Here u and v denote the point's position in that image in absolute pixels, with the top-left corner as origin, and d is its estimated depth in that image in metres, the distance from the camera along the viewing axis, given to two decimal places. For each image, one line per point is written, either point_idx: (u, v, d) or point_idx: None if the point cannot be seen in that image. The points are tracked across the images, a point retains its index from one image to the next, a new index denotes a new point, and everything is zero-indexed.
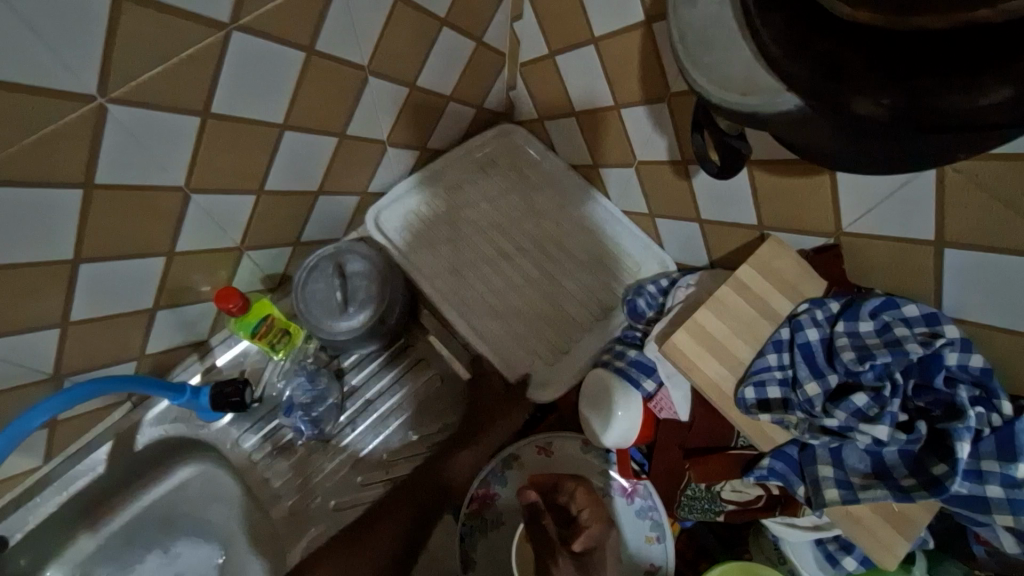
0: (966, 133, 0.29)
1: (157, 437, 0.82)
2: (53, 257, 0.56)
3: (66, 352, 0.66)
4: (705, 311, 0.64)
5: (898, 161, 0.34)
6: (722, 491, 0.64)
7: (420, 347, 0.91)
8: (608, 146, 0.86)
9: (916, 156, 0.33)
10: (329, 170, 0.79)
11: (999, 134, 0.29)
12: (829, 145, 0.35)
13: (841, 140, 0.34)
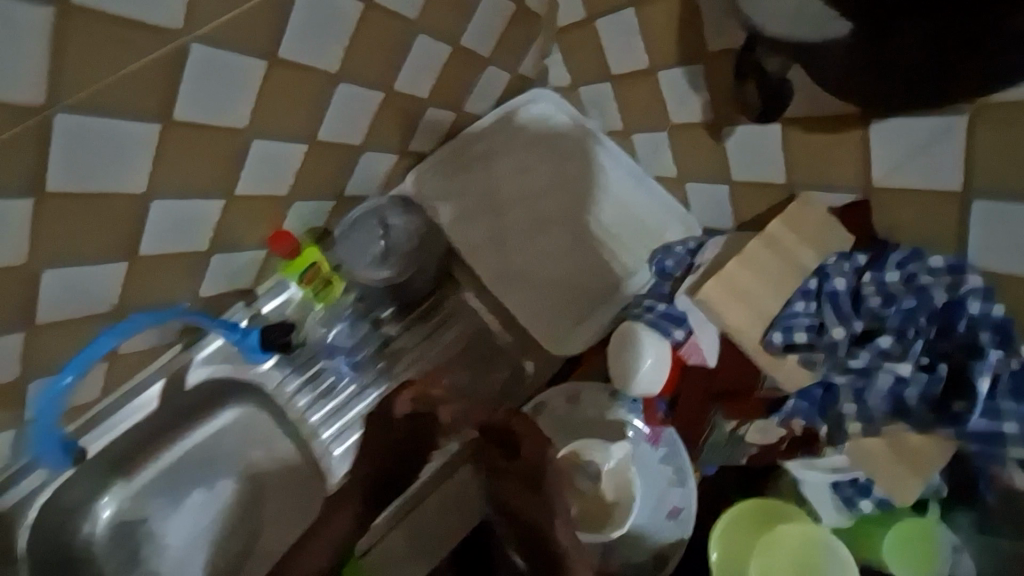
0: (976, 68, 0.40)
1: (206, 377, 0.85)
2: (127, 188, 0.60)
3: (131, 287, 0.69)
4: (738, 263, 0.67)
5: (913, 96, 0.45)
6: (746, 434, 0.69)
7: (452, 304, 0.92)
8: (642, 110, 0.88)
9: (938, 91, 0.43)
10: (374, 126, 0.82)
11: (998, 73, 0.39)
12: (860, 77, 0.45)
13: (869, 70, 0.44)
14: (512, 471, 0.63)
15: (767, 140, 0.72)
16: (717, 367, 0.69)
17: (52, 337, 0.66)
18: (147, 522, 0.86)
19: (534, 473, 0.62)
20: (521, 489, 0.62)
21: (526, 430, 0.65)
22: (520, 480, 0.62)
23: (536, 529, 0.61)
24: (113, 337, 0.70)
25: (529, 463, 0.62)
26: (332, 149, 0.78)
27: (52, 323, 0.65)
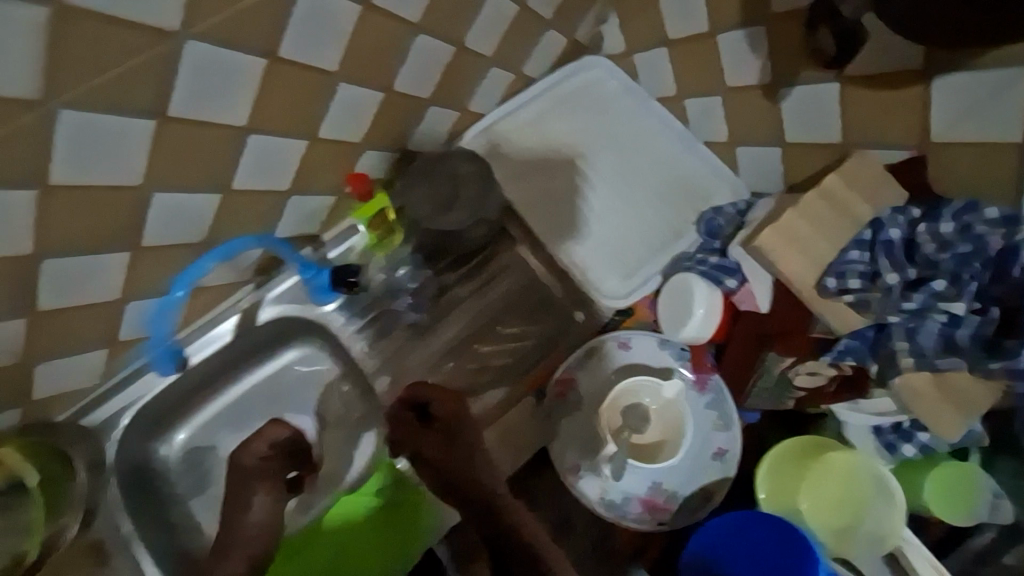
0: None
1: (276, 315, 0.91)
2: (231, 121, 0.64)
3: (220, 218, 0.73)
4: (795, 215, 0.69)
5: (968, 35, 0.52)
6: (797, 377, 0.72)
7: (507, 256, 0.94)
8: (696, 75, 0.91)
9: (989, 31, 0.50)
10: (442, 81, 0.86)
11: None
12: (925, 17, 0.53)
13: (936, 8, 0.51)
14: (435, 428, 0.76)
15: (826, 100, 0.75)
16: (769, 313, 0.74)
17: (152, 259, 0.71)
18: (216, 451, 0.89)
19: (451, 425, 0.76)
20: (459, 454, 0.74)
21: (450, 415, 0.77)
22: (449, 441, 0.75)
23: (472, 486, 0.73)
24: (222, 255, 0.76)
25: (448, 432, 0.76)
26: (404, 100, 0.82)
27: (158, 247, 0.70)
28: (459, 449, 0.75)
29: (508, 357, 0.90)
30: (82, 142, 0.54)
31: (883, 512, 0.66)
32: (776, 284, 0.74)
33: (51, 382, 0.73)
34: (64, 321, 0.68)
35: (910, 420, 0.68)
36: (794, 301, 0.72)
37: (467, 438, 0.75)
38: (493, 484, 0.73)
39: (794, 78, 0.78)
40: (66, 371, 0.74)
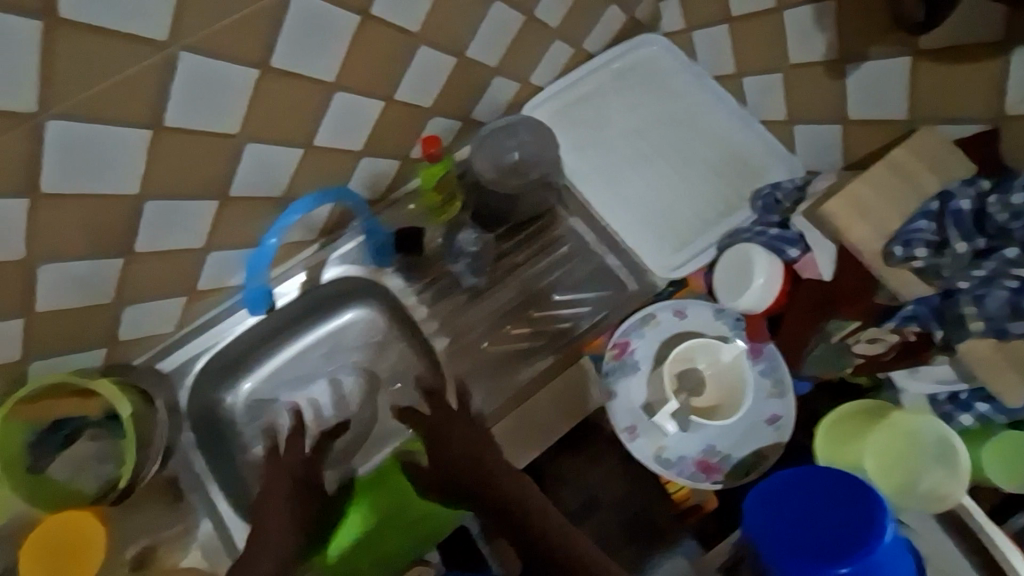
0: None
1: (339, 275, 0.93)
2: (321, 76, 0.67)
3: (301, 174, 0.76)
4: (860, 182, 0.73)
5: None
6: (856, 346, 0.74)
7: (562, 226, 0.95)
8: (756, 52, 0.91)
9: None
10: (509, 51, 0.87)
11: None
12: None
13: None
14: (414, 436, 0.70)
15: (896, 76, 0.75)
16: (832, 281, 0.77)
17: (238, 211, 0.74)
18: (275, 405, 0.91)
19: (444, 426, 0.70)
20: (466, 445, 0.68)
21: (439, 418, 0.71)
22: (449, 436, 0.69)
23: (485, 487, 0.65)
24: (303, 211, 0.74)
25: (441, 430, 0.70)
26: (473, 67, 0.84)
27: (244, 200, 0.73)
28: (465, 442, 0.68)
29: (563, 323, 0.90)
30: (194, 88, 0.58)
31: (939, 477, 0.64)
32: (838, 252, 0.78)
33: (136, 325, 0.77)
34: (155, 264, 0.71)
35: (969, 392, 0.71)
36: (855, 270, 0.75)
37: (462, 431, 0.69)
38: (515, 481, 0.65)
39: (863, 53, 0.78)
40: (150, 315, 0.78)
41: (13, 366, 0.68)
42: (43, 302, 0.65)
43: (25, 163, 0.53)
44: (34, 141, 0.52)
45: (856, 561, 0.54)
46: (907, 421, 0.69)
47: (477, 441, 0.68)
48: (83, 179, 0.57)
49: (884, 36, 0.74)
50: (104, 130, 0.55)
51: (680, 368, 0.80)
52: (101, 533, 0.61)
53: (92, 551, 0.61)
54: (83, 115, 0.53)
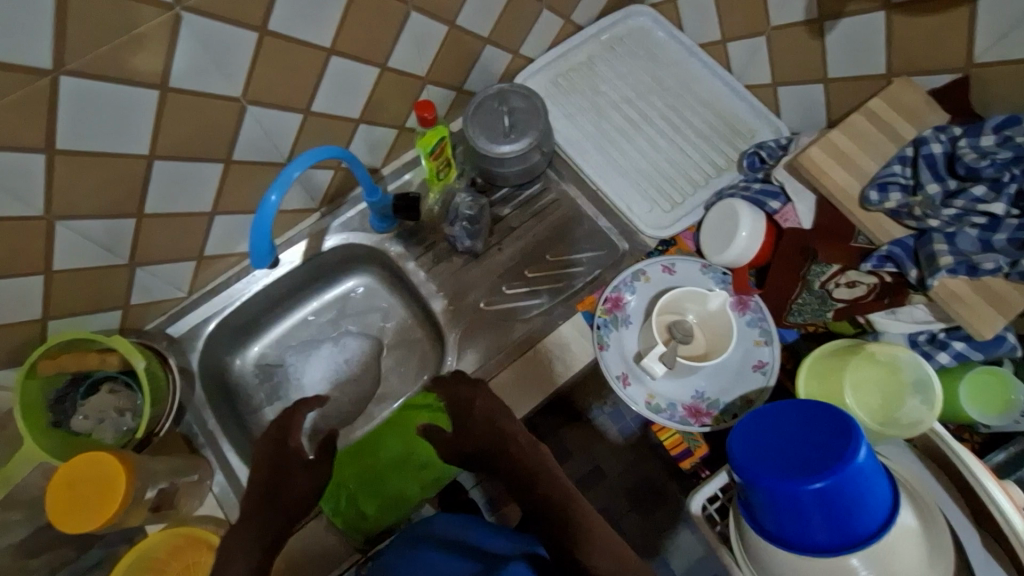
0: None
1: (341, 242, 0.96)
2: (317, 42, 0.70)
3: (302, 140, 0.80)
4: (839, 132, 0.76)
5: None
6: (836, 290, 0.77)
7: (555, 190, 1.00)
8: (741, 15, 0.93)
9: None
10: (499, 21, 0.90)
11: None
12: None
13: None
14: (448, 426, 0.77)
15: (873, 31, 0.78)
16: (811, 228, 0.81)
17: (242, 176, 0.78)
18: (284, 368, 0.98)
19: (465, 411, 0.77)
20: (485, 411, 0.75)
21: (463, 388, 0.79)
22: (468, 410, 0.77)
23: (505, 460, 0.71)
24: (302, 166, 0.70)
25: (464, 404, 0.77)
26: (464, 36, 0.87)
27: (247, 164, 0.77)
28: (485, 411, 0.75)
29: (556, 284, 0.95)
30: (200, 52, 0.62)
31: (919, 408, 0.68)
32: (818, 202, 0.82)
33: (147, 288, 0.82)
34: (165, 227, 0.75)
35: (946, 332, 0.73)
36: (834, 216, 0.79)
37: (483, 404, 0.76)
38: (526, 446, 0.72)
39: (841, 11, 0.80)
40: (159, 279, 0.82)
41: (34, 322, 0.72)
42: (62, 261, 0.69)
43: (44, 118, 0.57)
44: (52, 97, 0.56)
45: (828, 485, 0.56)
46: (888, 351, 0.72)
47: (494, 410, 0.76)
48: (97, 138, 0.62)
49: None
50: (116, 89, 0.59)
51: (672, 321, 0.84)
52: (121, 472, 0.65)
53: (115, 491, 0.64)
54: (93, 72, 0.57)
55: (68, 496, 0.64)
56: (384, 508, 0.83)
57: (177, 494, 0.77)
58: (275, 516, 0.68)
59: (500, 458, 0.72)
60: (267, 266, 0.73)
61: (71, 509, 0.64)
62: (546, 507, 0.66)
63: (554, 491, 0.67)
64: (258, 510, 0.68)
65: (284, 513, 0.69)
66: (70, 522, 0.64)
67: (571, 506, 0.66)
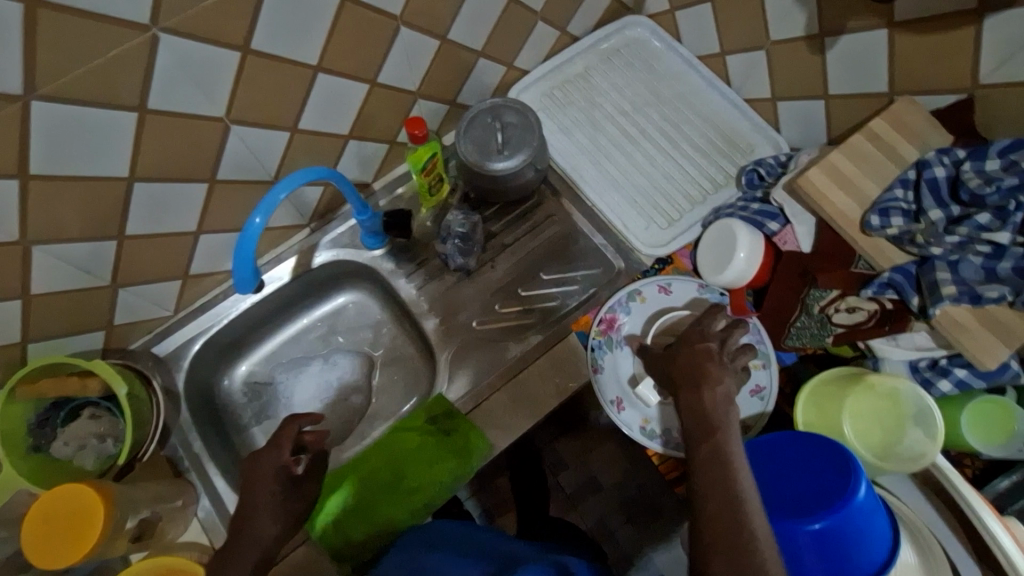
0: None
1: (331, 259, 0.94)
2: (304, 60, 0.68)
3: (289, 157, 0.78)
4: (839, 154, 0.74)
5: None
6: (835, 315, 0.75)
7: (549, 206, 0.98)
8: (739, 30, 0.92)
9: None
10: (493, 34, 0.87)
11: None
12: None
13: None
14: (688, 352, 0.68)
15: (877, 48, 0.75)
16: (810, 252, 0.79)
17: (227, 195, 0.76)
18: (273, 386, 0.96)
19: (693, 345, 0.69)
20: (688, 368, 0.66)
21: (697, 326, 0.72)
22: (703, 367, 0.65)
23: (705, 406, 0.62)
24: (288, 188, 0.68)
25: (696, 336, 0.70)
26: (457, 50, 0.85)
27: (230, 184, 0.75)
28: (696, 361, 0.66)
29: (551, 302, 0.93)
30: (177, 72, 0.60)
31: (921, 441, 0.66)
32: (818, 224, 0.80)
33: (132, 308, 0.80)
34: (147, 248, 0.73)
35: (947, 358, 0.71)
36: (835, 239, 0.77)
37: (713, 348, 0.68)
38: (730, 418, 0.61)
39: (842, 27, 0.78)
40: (145, 298, 0.80)
41: (13, 347, 0.70)
42: (40, 283, 0.67)
43: (16, 143, 0.55)
44: (24, 123, 0.54)
45: (829, 521, 0.55)
46: (889, 382, 0.70)
47: (699, 372, 0.65)
48: (74, 161, 0.60)
49: (862, 10, 0.74)
50: (92, 113, 0.57)
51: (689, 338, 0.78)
52: (99, 504, 0.63)
53: (93, 523, 0.63)
54: (68, 97, 0.55)
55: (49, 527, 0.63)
56: (372, 534, 0.81)
57: (159, 521, 0.75)
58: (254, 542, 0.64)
59: (688, 416, 0.62)
60: (252, 292, 0.72)
61: (51, 543, 0.62)
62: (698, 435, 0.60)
63: (733, 447, 0.58)
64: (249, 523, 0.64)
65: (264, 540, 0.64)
66: (47, 555, 0.62)
67: (735, 470, 0.56)
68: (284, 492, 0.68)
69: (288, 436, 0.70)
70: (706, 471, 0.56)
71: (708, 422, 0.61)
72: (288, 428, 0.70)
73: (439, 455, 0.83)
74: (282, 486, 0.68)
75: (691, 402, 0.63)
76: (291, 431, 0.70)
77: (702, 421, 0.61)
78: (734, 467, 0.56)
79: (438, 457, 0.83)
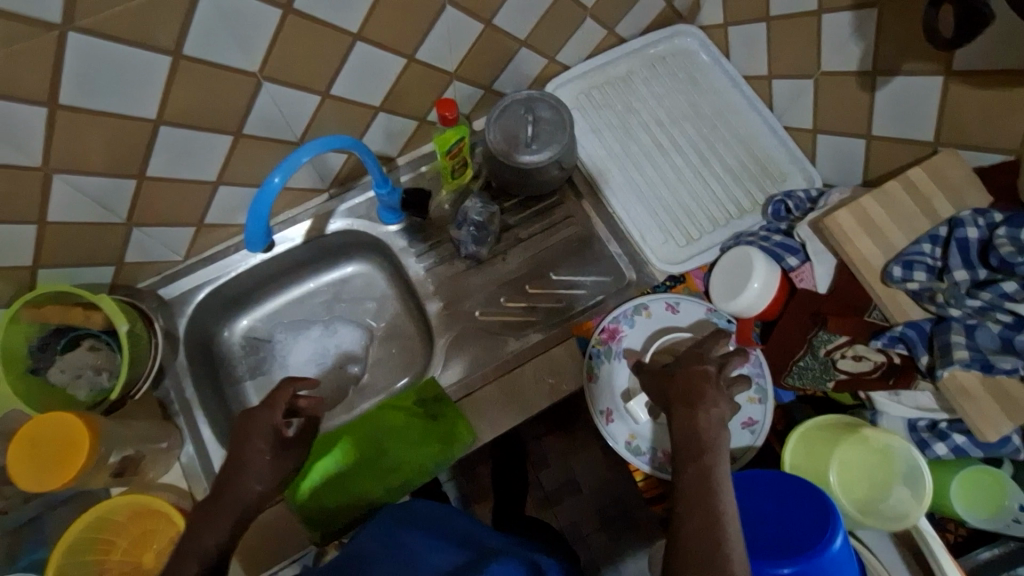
0: None
1: (345, 227, 0.94)
2: (345, 26, 0.68)
3: (318, 121, 0.77)
4: (871, 199, 0.72)
5: None
6: (840, 360, 0.74)
7: (569, 207, 0.97)
8: (790, 55, 0.89)
9: None
10: (540, 25, 0.86)
11: None
12: None
13: None
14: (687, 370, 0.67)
15: (928, 94, 0.73)
16: (826, 294, 0.78)
17: (251, 150, 0.75)
18: (271, 344, 0.97)
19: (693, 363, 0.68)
20: (685, 388, 0.65)
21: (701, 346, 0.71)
22: (701, 389, 0.64)
23: (696, 429, 0.61)
24: (311, 153, 0.68)
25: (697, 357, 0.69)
26: (501, 36, 0.83)
27: (255, 140, 0.75)
28: (695, 382, 0.65)
29: (556, 303, 0.93)
30: (218, 22, 0.60)
31: (906, 499, 0.65)
32: (838, 266, 0.79)
33: (144, 248, 0.80)
34: (165, 192, 0.74)
35: (948, 422, 0.70)
36: (854, 283, 0.76)
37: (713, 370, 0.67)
38: (721, 443, 0.60)
39: (896, 68, 0.76)
40: (158, 241, 0.80)
41: (23, 269, 0.71)
42: (57, 212, 0.68)
43: (49, 72, 0.55)
44: (59, 53, 0.54)
45: (801, 563, 0.54)
46: (883, 439, 0.69)
47: (697, 393, 0.64)
48: (104, 96, 0.60)
49: (920, 54, 0.72)
50: (127, 53, 0.57)
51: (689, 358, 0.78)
52: (84, 434, 0.64)
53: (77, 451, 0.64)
54: (106, 32, 0.55)
55: (32, 448, 0.64)
56: (347, 505, 0.82)
57: (142, 461, 0.76)
58: (229, 505, 0.64)
59: (679, 437, 0.62)
60: (261, 251, 0.71)
61: (32, 463, 0.63)
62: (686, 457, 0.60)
63: (720, 471, 0.57)
64: (229, 480, 0.65)
65: (239, 503, 0.64)
66: (27, 476, 0.63)
67: (720, 497, 0.55)
68: (272, 454, 0.67)
69: (281, 398, 0.70)
70: (690, 495, 0.56)
71: (698, 446, 0.60)
72: (283, 391, 0.70)
73: (425, 438, 0.83)
74: (271, 445, 0.68)
75: (684, 423, 0.62)
76: (286, 395, 0.70)
77: (693, 445, 0.60)
78: (718, 495, 0.56)
79: (422, 440, 0.83)
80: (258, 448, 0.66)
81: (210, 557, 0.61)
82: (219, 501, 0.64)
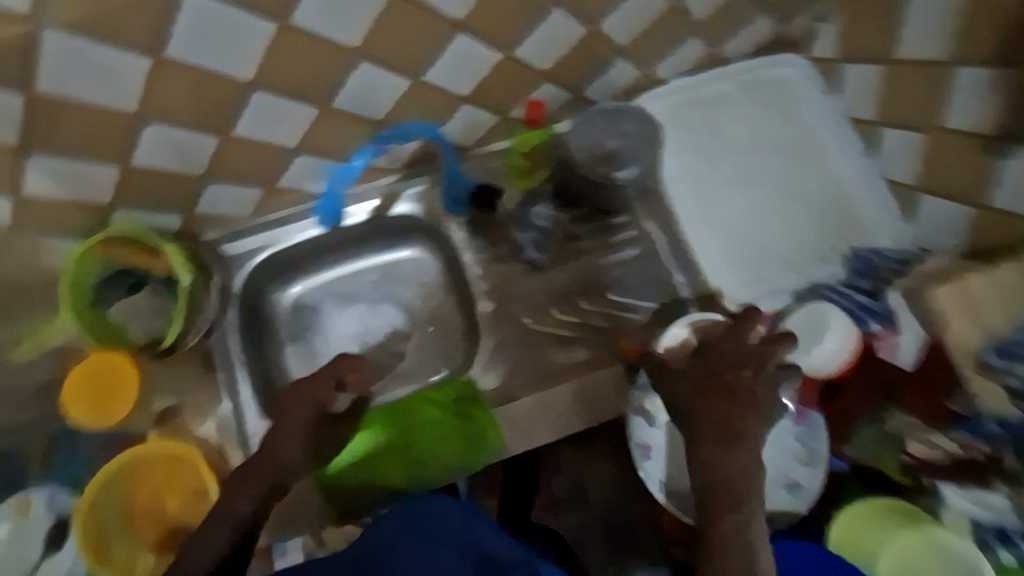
0: None
1: (409, 211, 0.93)
2: (449, 11, 0.66)
3: (403, 102, 0.76)
4: (975, 274, 0.66)
5: None
6: (910, 443, 0.70)
7: (638, 228, 0.92)
8: (905, 103, 0.83)
9: None
10: (641, 35, 0.82)
11: None
12: None
13: None
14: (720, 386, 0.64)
15: None
16: (909, 371, 0.72)
17: (333, 122, 0.75)
18: (317, 313, 0.95)
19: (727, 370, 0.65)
20: (714, 415, 0.63)
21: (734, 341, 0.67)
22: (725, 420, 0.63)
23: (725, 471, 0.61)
24: (390, 134, 0.77)
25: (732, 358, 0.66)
26: (601, 41, 0.80)
27: (338, 113, 0.74)
28: (724, 412, 0.63)
29: (608, 323, 0.89)
30: None
31: None
32: (928, 343, 0.71)
33: (215, 203, 0.81)
34: (242, 152, 0.74)
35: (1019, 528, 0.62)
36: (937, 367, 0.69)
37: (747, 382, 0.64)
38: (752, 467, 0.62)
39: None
40: (229, 198, 0.81)
41: (101, 207, 0.73)
42: (141, 155, 0.68)
43: (157, 21, 0.55)
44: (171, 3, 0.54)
45: None
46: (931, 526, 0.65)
47: (732, 429, 0.63)
48: (205, 52, 0.60)
49: None
50: (235, 13, 0.57)
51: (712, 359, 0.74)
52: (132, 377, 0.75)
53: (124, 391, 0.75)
54: None
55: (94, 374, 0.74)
56: (366, 491, 0.81)
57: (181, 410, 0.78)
58: (261, 477, 0.65)
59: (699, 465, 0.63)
60: (331, 224, 0.90)
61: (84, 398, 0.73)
62: (713, 501, 0.61)
63: (753, 523, 0.60)
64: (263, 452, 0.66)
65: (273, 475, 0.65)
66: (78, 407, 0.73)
67: (755, 551, 0.58)
68: (314, 426, 0.69)
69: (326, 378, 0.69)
70: (723, 545, 0.59)
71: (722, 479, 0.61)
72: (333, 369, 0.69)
73: (454, 434, 0.82)
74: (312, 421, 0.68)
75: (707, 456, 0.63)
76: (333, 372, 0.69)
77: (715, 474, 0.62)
78: (751, 546, 0.59)
79: (451, 437, 0.81)
80: (296, 423, 0.67)
81: (244, 522, 0.63)
82: (253, 469, 0.66)
